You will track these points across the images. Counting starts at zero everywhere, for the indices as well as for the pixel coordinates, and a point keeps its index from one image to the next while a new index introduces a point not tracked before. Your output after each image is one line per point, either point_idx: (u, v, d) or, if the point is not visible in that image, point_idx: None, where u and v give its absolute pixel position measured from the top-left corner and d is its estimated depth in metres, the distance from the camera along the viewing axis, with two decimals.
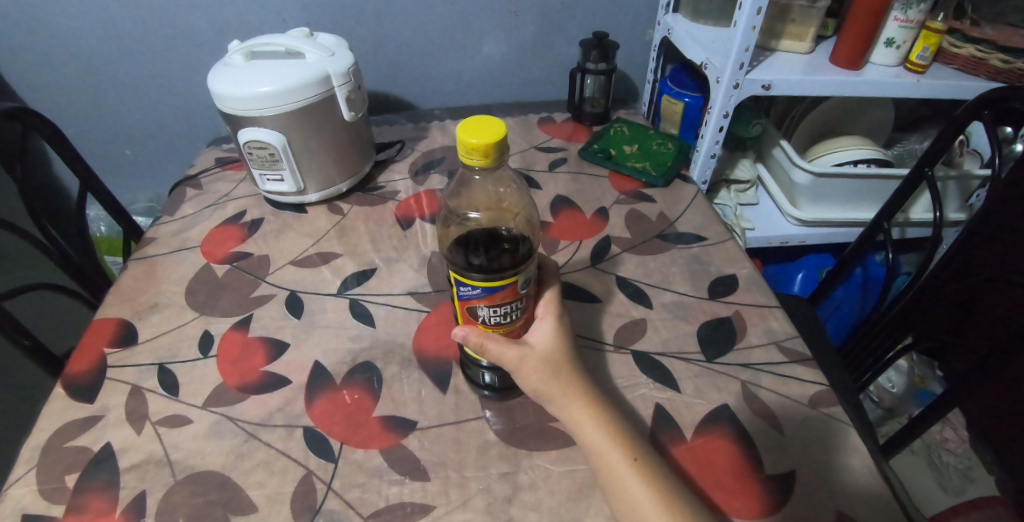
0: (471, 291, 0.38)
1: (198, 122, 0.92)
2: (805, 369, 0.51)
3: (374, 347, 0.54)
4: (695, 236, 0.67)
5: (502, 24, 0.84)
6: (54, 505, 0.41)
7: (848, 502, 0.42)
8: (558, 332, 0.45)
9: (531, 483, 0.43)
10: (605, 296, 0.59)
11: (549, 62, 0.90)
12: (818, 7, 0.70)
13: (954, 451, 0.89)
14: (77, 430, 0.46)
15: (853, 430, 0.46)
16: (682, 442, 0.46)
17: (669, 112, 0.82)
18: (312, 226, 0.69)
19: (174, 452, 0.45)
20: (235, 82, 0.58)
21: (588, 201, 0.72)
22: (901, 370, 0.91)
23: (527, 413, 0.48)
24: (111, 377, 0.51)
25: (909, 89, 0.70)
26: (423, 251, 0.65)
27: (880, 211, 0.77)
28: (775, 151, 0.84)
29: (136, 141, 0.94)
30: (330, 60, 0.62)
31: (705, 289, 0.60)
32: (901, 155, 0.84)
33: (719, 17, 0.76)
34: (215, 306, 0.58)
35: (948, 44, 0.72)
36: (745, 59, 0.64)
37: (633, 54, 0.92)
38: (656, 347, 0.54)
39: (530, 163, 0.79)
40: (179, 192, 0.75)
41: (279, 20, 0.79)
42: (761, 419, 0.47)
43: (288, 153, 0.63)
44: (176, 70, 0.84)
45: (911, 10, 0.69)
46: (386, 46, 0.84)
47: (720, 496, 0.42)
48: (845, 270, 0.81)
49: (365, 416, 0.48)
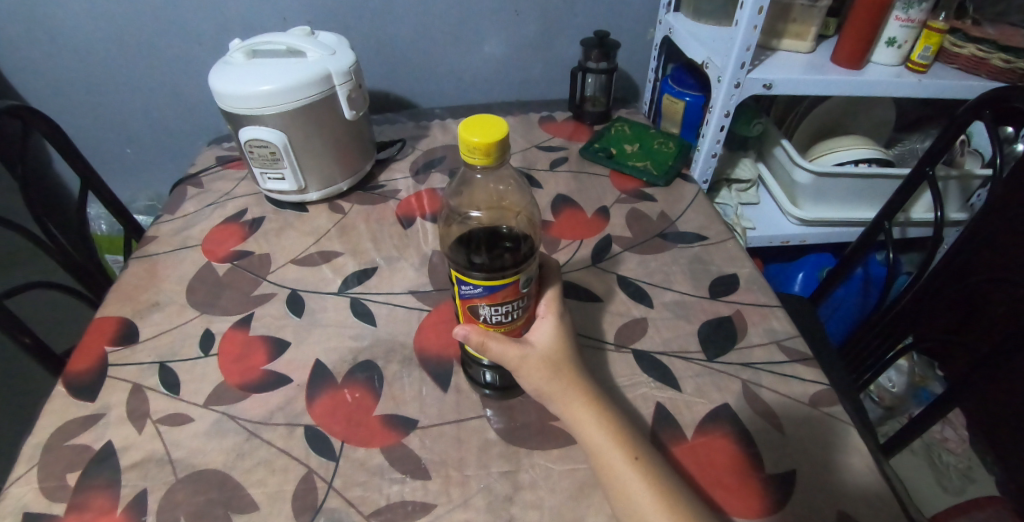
0: (472, 289, 0.38)
1: (199, 121, 0.92)
2: (806, 369, 0.51)
3: (375, 345, 0.54)
4: (696, 235, 0.67)
5: (503, 23, 0.84)
6: (56, 504, 0.41)
7: (848, 501, 0.42)
8: (560, 331, 0.45)
9: (531, 482, 0.43)
10: (606, 295, 0.59)
11: (550, 61, 0.90)
12: (820, 6, 0.70)
13: (955, 450, 0.89)
14: (78, 428, 0.46)
15: (853, 429, 0.46)
16: (683, 441, 0.46)
17: (670, 111, 0.82)
18: (313, 225, 0.69)
19: (175, 450, 0.45)
20: (237, 80, 0.58)
21: (589, 200, 0.72)
22: (902, 370, 0.91)
23: (528, 412, 0.48)
24: (112, 376, 0.51)
25: (911, 89, 0.70)
26: (424, 250, 0.65)
27: (881, 210, 0.77)
28: (776, 150, 0.84)
29: (136, 140, 0.94)
30: (331, 58, 0.62)
31: (706, 288, 0.60)
32: (903, 155, 0.84)
33: (720, 16, 0.76)
34: (216, 305, 0.58)
35: (950, 43, 0.72)
36: (747, 58, 0.64)
37: (634, 54, 0.92)
38: (657, 346, 0.54)
39: (531, 161, 0.79)
40: (179, 191, 0.75)
41: (280, 19, 0.79)
42: (762, 418, 0.47)
43: (289, 151, 0.63)
44: (177, 68, 0.84)
45: (913, 9, 0.69)
46: (387, 45, 0.84)
47: (721, 495, 0.42)
48: (846, 270, 0.81)
49: (367, 415, 0.48)
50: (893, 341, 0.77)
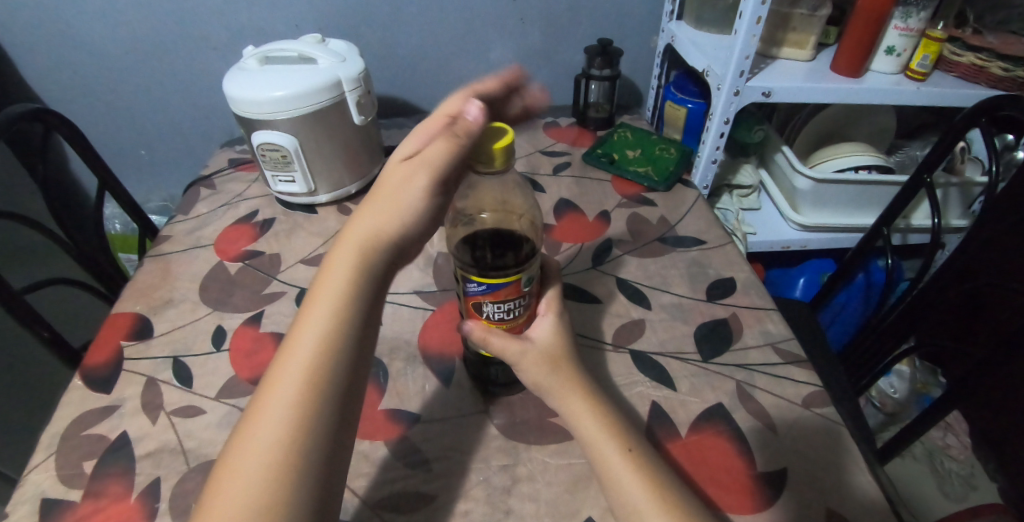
0: (476, 287, 0.39)
1: (213, 124, 0.95)
2: (800, 370, 0.52)
3: (380, 343, 0.55)
4: (695, 239, 0.68)
5: (508, 30, 0.86)
6: (74, 490, 0.43)
7: (838, 500, 0.43)
8: (449, 145, 0.37)
9: (529, 475, 0.44)
10: (605, 297, 0.60)
11: (555, 68, 0.92)
12: (819, 16, 0.71)
13: (956, 457, 0.90)
14: (95, 419, 0.48)
15: (847, 432, 0.47)
16: (678, 439, 0.47)
17: (672, 117, 0.83)
18: (322, 226, 0.70)
19: (187, 441, 0.47)
20: (250, 86, 0.60)
21: (591, 204, 0.74)
22: (903, 376, 0.92)
23: (527, 409, 0.49)
24: (127, 370, 0.53)
25: (908, 97, 0.71)
26: (429, 251, 0.67)
27: (880, 216, 0.78)
28: (777, 156, 0.85)
29: (152, 141, 0.97)
30: (341, 65, 0.64)
31: (704, 291, 0.61)
32: (903, 162, 0.86)
33: (721, 24, 0.77)
34: (228, 302, 0.60)
35: (949, 52, 0.74)
36: (746, 67, 0.66)
37: (639, 61, 0.94)
38: (654, 347, 0.55)
39: (535, 166, 0.80)
40: (193, 192, 0.78)
41: (292, 26, 0.82)
42: (755, 418, 0.48)
43: (299, 155, 0.65)
44: (193, 73, 0.87)
45: (911, 19, 0.70)
46: (396, 52, 0.86)
47: (714, 491, 0.43)
48: (846, 275, 0.82)
49: (371, 409, 0.49)
50: (891, 345, 0.78)
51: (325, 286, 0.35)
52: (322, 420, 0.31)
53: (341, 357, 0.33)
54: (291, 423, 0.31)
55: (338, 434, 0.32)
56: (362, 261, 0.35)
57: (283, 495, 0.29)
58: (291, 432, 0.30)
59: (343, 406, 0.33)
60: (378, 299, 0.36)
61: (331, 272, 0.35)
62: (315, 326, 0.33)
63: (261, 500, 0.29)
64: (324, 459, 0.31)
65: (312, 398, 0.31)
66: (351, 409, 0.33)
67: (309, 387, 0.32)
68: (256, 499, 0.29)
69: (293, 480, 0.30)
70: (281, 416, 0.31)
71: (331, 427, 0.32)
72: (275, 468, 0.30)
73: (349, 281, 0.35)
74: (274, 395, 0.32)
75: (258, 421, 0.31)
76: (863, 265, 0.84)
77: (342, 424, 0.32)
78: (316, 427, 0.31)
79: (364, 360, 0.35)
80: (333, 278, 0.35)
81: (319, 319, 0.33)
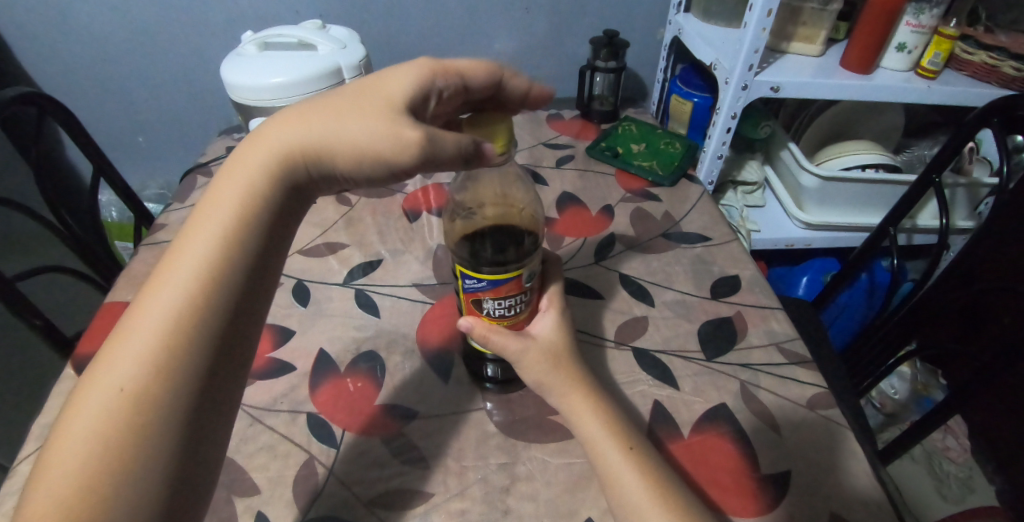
0: (477, 283, 0.38)
1: (211, 111, 0.93)
2: (804, 371, 0.52)
3: (378, 336, 0.54)
4: (700, 236, 0.67)
5: (512, 20, 0.84)
6: None
7: (843, 503, 0.42)
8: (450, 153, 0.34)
9: (528, 474, 0.43)
10: (608, 293, 0.59)
11: (560, 59, 0.91)
12: (830, 10, 0.70)
13: (956, 460, 0.89)
14: None
15: (850, 433, 0.47)
16: (680, 439, 0.46)
17: (678, 111, 0.82)
18: (320, 216, 0.69)
19: None
20: (248, 72, 0.59)
21: (595, 198, 0.72)
22: (905, 377, 0.91)
23: (526, 406, 0.48)
24: None
25: (919, 94, 0.70)
26: (430, 244, 0.66)
27: (887, 215, 0.76)
28: (783, 153, 0.84)
29: (147, 127, 0.95)
30: (342, 52, 0.62)
31: (708, 289, 0.60)
32: (910, 161, 0.84)
33: (729, 17, 0.76)
34: None
35: (961, 50, 0.72)
36: (755, 61, 0.64)
37: (645, 53, 0.92)
38: (657, 344, 0.54)
39: (538, 159, 0.79)
40: (190, 180, 0.76)
41: (292, 12, 0.80)
42: (759, 419, 0.48)
43: None
44: (190, 59, 0.85)
45: (924, 15, 0.69)
46: (398, 40, 0.85)
47: (717, 493, 0.42)
48: (851, 274, 0.81)
49: (368, 404, 0.48)
50: (896, 346, 0.76)
51: (213, 207, 0.30)
52: (201, 350, 0.27)
53: (222, 288, 0.29)
54: (166, 346, 0.27)
55: (218, 367, 0.28)
56: (278, 175, 0.31)
57: (143, 427, 0.25)
58: (155, 362, 0.26)
59: (220, 340, 0.28)
60: (285, 224, 0.32)
61: (224, 191, 0.30)
62: (206, 239, 0.29)
63: (116, 429, 0.25)
64: (198, 394, 0.27)
65: (193, 322, 0.27)
66: (232, 347, 0.29)
67: (193, 308, 0.28)
68: (112, 427, 0.25)
69: (158, 412, 0.26)
70: (142, 346, 0.26)
71: (211, 359, 0.28)
72: (135, 398, 0.25)
73: (253, 196, 0.31)
74: (148, 311, 0.27)
75: (125, 338, 0.27)
76: (868, 264, 0.82)
77: (225, 355, 0.29)
78: (195, 355, 0.27)
79: (257, 290, 0.31)
80: (225, 198, 0.30)
81: (211, 233, 0.29)
